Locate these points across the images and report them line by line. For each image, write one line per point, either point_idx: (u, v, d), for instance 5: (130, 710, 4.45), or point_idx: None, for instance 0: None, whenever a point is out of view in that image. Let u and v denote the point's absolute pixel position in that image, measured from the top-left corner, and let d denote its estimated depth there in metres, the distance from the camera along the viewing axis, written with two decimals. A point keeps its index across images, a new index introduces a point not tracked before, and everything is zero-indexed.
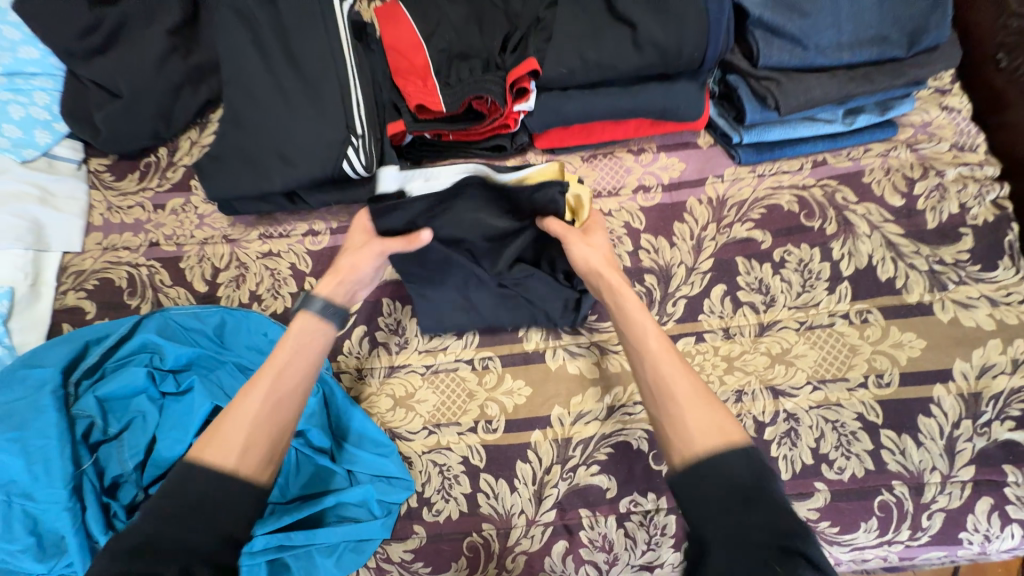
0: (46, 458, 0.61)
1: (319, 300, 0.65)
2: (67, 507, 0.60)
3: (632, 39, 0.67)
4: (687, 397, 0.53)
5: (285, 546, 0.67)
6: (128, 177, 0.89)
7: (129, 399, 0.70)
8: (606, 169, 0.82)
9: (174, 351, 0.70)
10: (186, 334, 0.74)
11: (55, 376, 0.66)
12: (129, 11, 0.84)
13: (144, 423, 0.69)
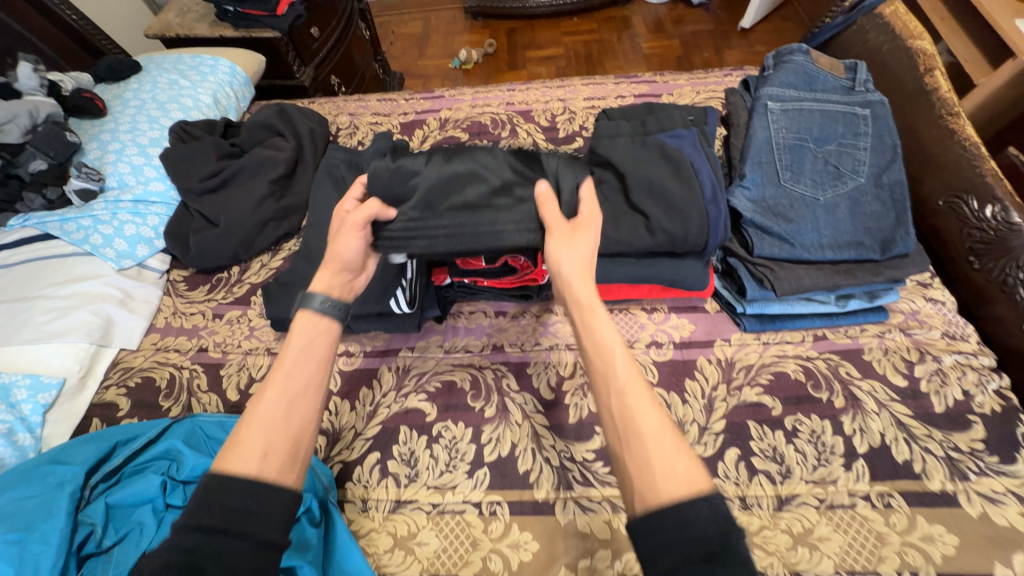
0: (34, 570, 0.59)
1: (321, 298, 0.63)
2: None
3: (646, 226, 0.80)
4: (624, 416, 0.51)
5: None
6: (199, 288, 1.02)
7: (134, 509, 0.70)
8: (621, 324, 0.90)
9: (191, 461, 0.72)
10: (207, 443, 0.76)
11: (76, 478, 0.67)
12: (244, 164, 1.06)
13: (139, 538, 0.67)
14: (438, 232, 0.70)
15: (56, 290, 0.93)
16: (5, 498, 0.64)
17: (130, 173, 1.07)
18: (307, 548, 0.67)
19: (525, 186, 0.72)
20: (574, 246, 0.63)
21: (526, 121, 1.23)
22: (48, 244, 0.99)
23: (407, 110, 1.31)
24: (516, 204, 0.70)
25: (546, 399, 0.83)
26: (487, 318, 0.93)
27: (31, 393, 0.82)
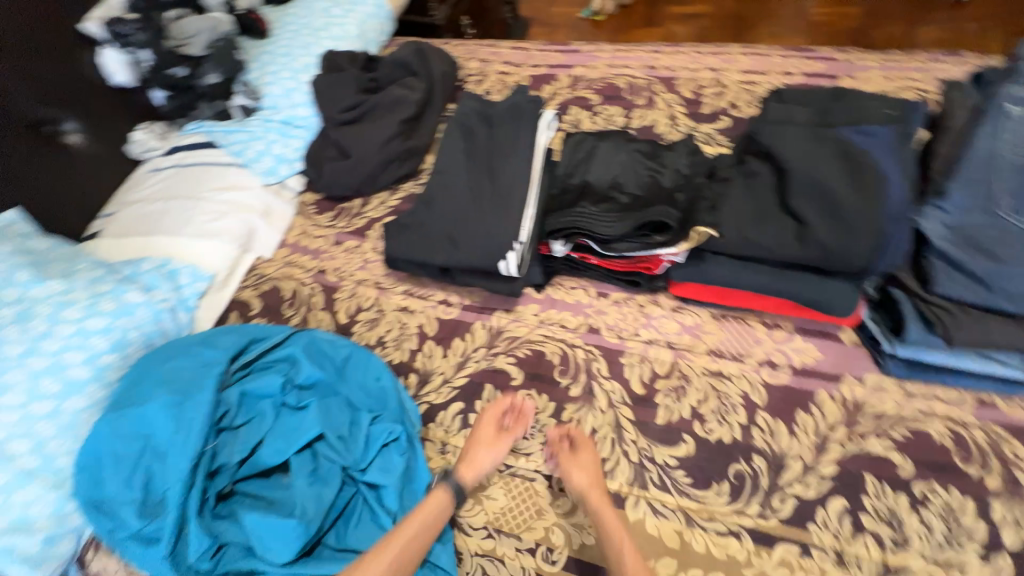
0: (188, 428, 0.72)
1: (456, 484, 0.71)
2: (182, 477, 0.70)
3: (797, 233, 0.71)
4: None
5: None
6: (325, 213, 1.11)
7: (259, 398, 0.80)
8: (733, 333, 0.82)
9: (307, 370, 0.81)
10: (320, 357, 0.84)
11: (222, 361, 0.79)
12: (381, 102, 1.09)
13: (260, 423, 0.77)
14: (594, 215, 0.81)
15: (216, 193, 1.06)
16: (171, 364, 0.79)
17: (282, 95, 1.15)
18: (391, 471, 0.75)
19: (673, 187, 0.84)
20: (574, 468, 0.71)
21: (667, 90, 1.12)
22: (210, 150, 1.11)
23: (538, 62, 1.25)
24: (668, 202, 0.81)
25: (636, 393, 0.80)
26: (588, 297, 0.90)
27: (191, 279, 0.96)
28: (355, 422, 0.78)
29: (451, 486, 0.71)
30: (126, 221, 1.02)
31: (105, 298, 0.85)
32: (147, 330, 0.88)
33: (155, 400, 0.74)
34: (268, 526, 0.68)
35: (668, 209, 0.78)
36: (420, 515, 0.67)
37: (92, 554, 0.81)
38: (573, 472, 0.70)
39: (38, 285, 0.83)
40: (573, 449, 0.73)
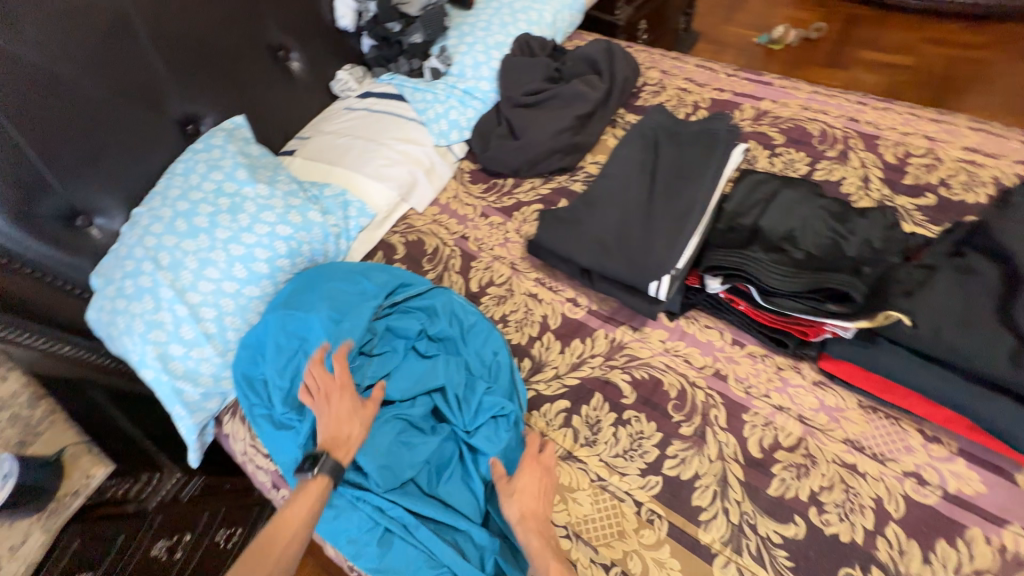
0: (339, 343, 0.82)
1: (330, 464, 0.71)
2: None
3: (1013, 352, 0.63)
4: None
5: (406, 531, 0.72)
6: (478, 184, 1.17)
7: (394, 337, 0.88)
8: (881, 430, 0.75)
9: (442, 326, 0.87)
10: (453, 317, 0.89)
11: (377, 296, 0.88)
12: (561, 93, 1.11)
13: (392, 359, 0.85)
14: (761, 261, 0.77)
15: (395, 142, 1.15)
16: (334, 283, 0.89)
17: (470, 66, 1.22)
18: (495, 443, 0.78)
19: (857, 258, 0.77)
20: (517, 492, 0.72)
21: (866, 148, 1.02)
22: (398, 103, 1.21)
23: (724, 87, 1.20)
24: (852, 272, 0.74)
25: (751, 455, 0.76)
26: (721, 341, 0.87)
27: (358, 213, 1.06)
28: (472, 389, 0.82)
29: (327, 467, 0.71)
30: (318, 148, 1.16)
31: (294, 211, 0.98)
32: (316, 247, 1.00)
33: (317, 311, 0.85)
34: (385, 453, 0.76)
35: (852, 279, 0.72)
36: (298, 508, 0.68)
37: (229, 418, 0.97)
38: (512, 500, 0.72)
39: (250, 185, 0.97)
40: (511, 476, 0.74)
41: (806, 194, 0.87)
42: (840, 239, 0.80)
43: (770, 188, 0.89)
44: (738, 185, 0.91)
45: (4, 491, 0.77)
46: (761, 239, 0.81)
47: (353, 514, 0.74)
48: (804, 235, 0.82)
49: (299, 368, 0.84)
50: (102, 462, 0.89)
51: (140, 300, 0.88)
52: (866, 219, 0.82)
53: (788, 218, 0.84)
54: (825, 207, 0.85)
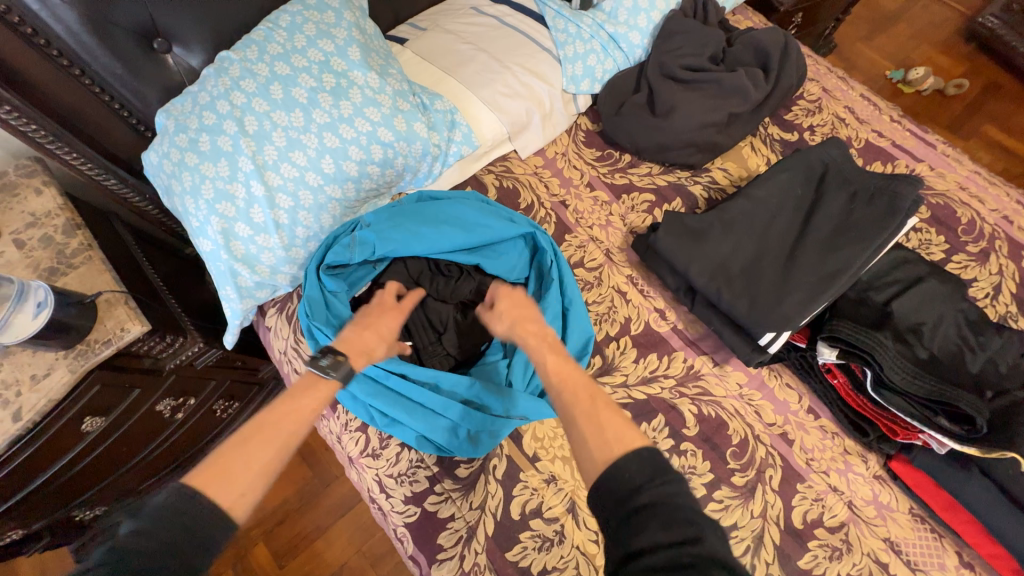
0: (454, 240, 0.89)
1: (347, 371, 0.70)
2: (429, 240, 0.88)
3: None
4: (612, 439, 0.57)
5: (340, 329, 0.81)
6: (591, 150, 1.05)
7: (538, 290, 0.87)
8: (923, 541, 0.75)
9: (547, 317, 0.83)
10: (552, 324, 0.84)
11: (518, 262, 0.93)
12: (723, 80, 0.96)
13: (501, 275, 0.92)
14: (888, 351, 0.72)
15: (521, 71, 1.00)
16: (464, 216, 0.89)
17: (627, 10, 1.04)
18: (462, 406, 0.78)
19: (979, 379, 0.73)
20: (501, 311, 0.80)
21: (1009, 256, 0.93)
22: (535, 24, 1.04)
23: (884, 131, 1.07)
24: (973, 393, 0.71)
25: (792, 524, 0.76)
26: (797, 405, 0.83)
27: (461, 140, 0.94)
28: (438, 203, 0.91)
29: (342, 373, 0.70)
30: (434, 46, 1.00)
31: (401, 116, 0.86)
32: (409, 164, 0.89)
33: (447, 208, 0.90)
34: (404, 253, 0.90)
35: (976, 400, 0.69)
36: (310, 398, 0.67)
37: (274, 313, 0.91)
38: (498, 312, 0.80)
39: (361, 70, 0.84)
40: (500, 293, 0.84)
41: (948, 293, 0.80)
42: (967, 355, 0.75)
43: (915, 272, 0.81)
44: (882, 255, 0.83)
45: (38, 322, 0.73)
46: (892, 327, 0.76)
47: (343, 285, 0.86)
48: (931, 334, 0.77)
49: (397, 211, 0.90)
50: (138, 318, 0.83)
51: (214, 163, 0.77)
52: (998, 342, 0.76)
53: (922, 313, 0.78)
54: (963, 315, 0.79)
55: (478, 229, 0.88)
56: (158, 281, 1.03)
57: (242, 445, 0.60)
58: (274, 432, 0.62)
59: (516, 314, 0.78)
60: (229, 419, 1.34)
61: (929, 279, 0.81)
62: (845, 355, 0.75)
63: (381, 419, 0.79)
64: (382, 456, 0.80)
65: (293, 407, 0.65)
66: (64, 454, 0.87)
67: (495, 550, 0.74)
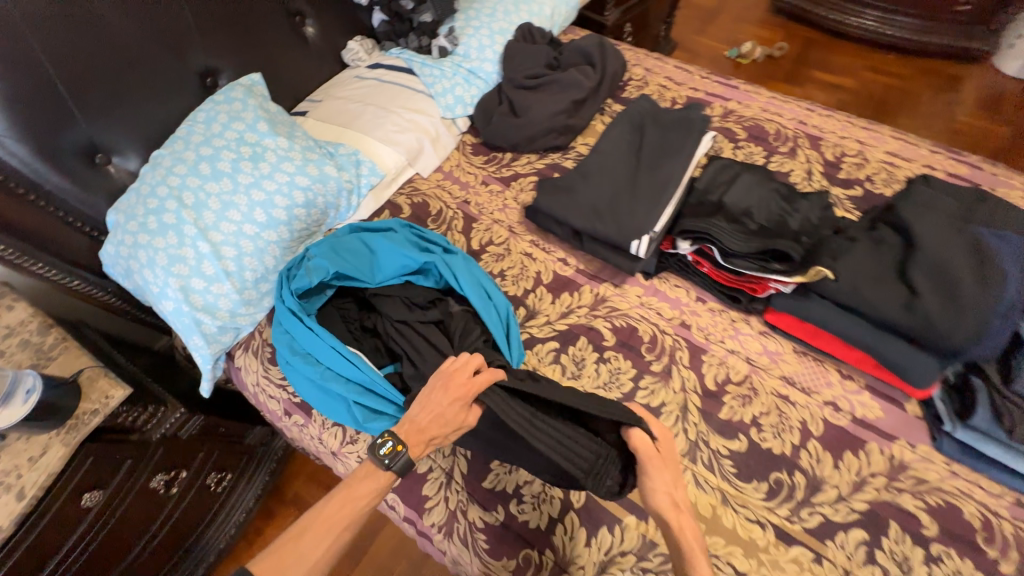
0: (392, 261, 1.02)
1: (403, 463, 0.70)
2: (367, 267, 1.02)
3: (907, 301, 0.79)
4: None
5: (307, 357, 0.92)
6: (479, 157, 1.27)
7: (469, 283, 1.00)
8: (808, 368, 0.92)
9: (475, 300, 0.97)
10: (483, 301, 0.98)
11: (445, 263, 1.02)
12: (560, 79, 1.24)
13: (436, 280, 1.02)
14: (723, 228, 0.92)
15: (404, 111, 1.24)
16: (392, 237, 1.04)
17: (476, 49, 1.32)
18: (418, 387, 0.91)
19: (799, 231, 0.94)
20: (660, 483, 0.70)
21: (811, 147, 1.20)
22: (407, 76, 1.30)
23: (698, 86, 1.36)
24: (791, 240, 0.91)
25: (708, 387, 0.92)
26: (687, 298, 1.02)
27: (369, 173, 1.15)
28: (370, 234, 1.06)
29: (399, 465, 0.70)
30: (331, 111, 1.23)
31: (312, 164, 1.06)
32: (329, 201, 1.08)
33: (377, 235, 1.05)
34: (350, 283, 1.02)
35: (792, 243, 0.89)
36: (362, 493, 0.71)
37: (242, 352, 1.04)
38: (659, 497, 0.70)
39: (271, 137, 1.04)
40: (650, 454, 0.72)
41: (760, 178, 1.03)
42: (784, 216, 0.97)
43: (733, 171, 1.05)
44: (706, 167, 1.08)
45: (28, 405, 0.83)
46: (724, 211, 0.97)
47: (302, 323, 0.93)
48: (758, 210, 0.98)
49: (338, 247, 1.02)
50: (119, 385, 0.94)
51: (164, 236, 0.93)
52: (803, 203, 0.99)
53: (746, 197, 1.00)
54: (775, 190, 1.02)
55: (418, 249, 1.02)
56: (129, 365, 1.13)
57: (300, 538, 0.67)
58: (330, 525, 0.68)
59: (649, 480, 0.71)
60: (227, 492, 1.38)
61: (743, 172, 1.05)
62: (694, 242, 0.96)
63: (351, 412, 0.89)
64: (360, 439, 0.92)
65: (349, 499, 0.70)
66: (69, 534, 0.94)
67: (472, 483, 0.85)
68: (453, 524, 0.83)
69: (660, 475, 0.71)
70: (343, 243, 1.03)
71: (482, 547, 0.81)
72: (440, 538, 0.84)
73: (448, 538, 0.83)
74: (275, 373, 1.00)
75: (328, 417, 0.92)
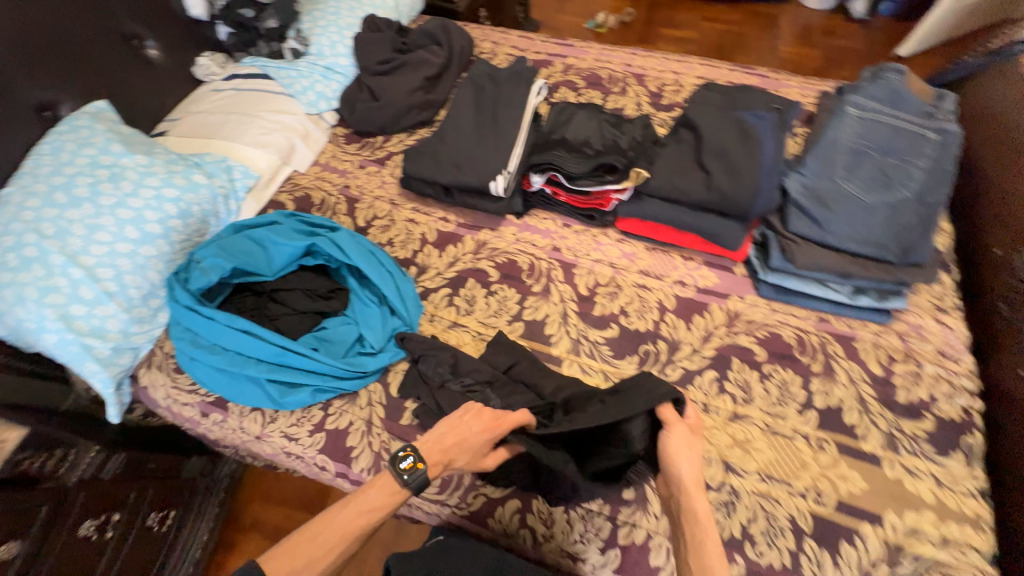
0: (283, 250, 1.02)
1: (421, 481, 0.73)
2: (261, 260, 1.02)
3: (705, 181, 0.98)
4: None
5: (216, 353, 0.93)
6: (352, 144, 1.35)
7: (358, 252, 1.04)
8: (658, 259, 1.09)
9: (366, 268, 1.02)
10: (375, 267, 1.04)
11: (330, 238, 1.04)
12: (410, 61, 1.36)
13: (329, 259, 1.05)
14: (563, 156, 1.07)
15: (268, 113, 1.28)
16: (277, 229, 1.04)
17: (327, 46, 1.39)
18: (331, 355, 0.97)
19: (626, 146, 1.11)
20: (690, 447, 0.74)
21: (637, 84, 1.39)
22: (264, 81, 1.34)
23: (540, 50, 1.53)
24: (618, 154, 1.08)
25: (581, 294, 1.06)
26: (554, 226, 1.16)
27: (242, 176, 1.19)
28: (255, 230, 1.05)
29: (416, 483, 0.73)
30: (192, 125, 1.25)
31: (178, 175, 1.08)
32: (206, 208, 1.11)
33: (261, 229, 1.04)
34: (245, 277, 1.03)
35: (618, 156, 1.06)
36: (374, 499, 0.73)
37: (145, 370, 1.04)
38: (685, 459, 0.73)
39: (128, 156, 1.05)
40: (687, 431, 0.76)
41: (592, 112, 1.20)
42: (615, 138, 1.14)
43: (570, 110, 1.21)
44: (548, 112, 1.23)
45: None
46: (564, 143, 1.12)
47: (202, 325, 0.93)
48: (593, 137, 1.14)
49: (223, 247, 1.01)
50: (10, 428, 0.98)
51: (29, 270, 0.92)
52: (627, 124, 1.17)
53: (581, 129, 1.16)
54: (605, 119, 1.18)
55: (305, 235, 1.04)
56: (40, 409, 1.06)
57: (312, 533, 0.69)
58: (342, 526, 0.69)
59: (689, 468, 0.73)
60: (174, 531, 1.35)
61: (578, 110, 1.21)
62: (545, 173, 1.10)
63: (268, 394, 0.93)
64: (279, 416, 0.95)
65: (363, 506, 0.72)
66: None
67: (390, 423, 0.93)
68: (380, 463, 0.91)
69: (692, 454, 0.74)
70: (226, 244, 1.02)
71: None
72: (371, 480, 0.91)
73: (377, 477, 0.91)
74: (184, 380, 1.02)
75: (241, 403, 0.95)
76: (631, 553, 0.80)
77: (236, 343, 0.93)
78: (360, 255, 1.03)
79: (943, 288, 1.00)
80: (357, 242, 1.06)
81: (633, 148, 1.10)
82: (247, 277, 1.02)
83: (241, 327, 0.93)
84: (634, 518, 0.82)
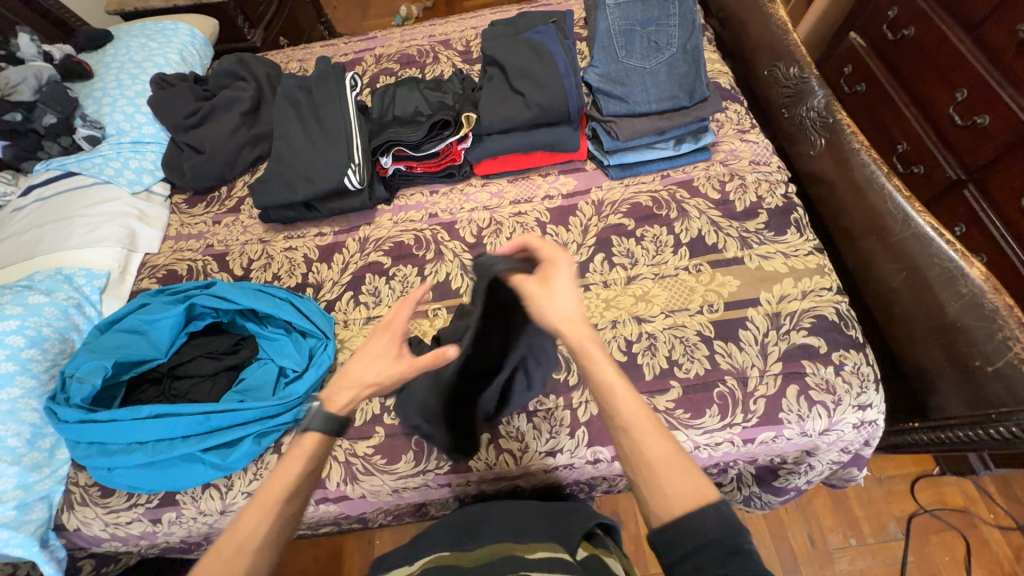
0: (162, 326, 0.98)
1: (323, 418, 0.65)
2: (142, 345, 0.97)
3: (524, 102, 1.10)
4: (631, 415, 0.60)
5: (135, 450, 0.89)
6: (198, 206, 1.29)
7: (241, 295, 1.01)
8: (522, 185, 1.19)
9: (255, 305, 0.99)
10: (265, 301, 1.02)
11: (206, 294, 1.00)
12: (218, 103, 1.31)
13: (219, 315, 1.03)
14: (396, 130, 1.13)
15: (87, 209, 1.19)
16: (148, 310, 1.00)
17: (124, 120, 1.30)
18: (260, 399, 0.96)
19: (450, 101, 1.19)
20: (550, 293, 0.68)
21: (446, 49, 1.48)
22: (70, 180, 1.23)
23: (347, 52, 1.55)
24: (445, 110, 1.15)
25: (470, 242, 1.13)
26: (423, 197, 1.21)
27: (88, 279, 1.10)
28: (124, 320, 1.00)
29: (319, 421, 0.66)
30: (8, 255, 1.13)
31: (10, 305, 0.98)
32: (59, 325, 1.01)
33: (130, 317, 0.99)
34: (135, 368, 0.98)
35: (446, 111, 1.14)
36: (289, 461, 0.63)
37: (68, 513, 0.94)
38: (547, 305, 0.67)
39: None
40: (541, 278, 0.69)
41: (410, 83, 1.25)
42: (438, 97, 1.21)
43: (390, 89, 1.25)
44: (372, 99, 1.27)
45: None
46: (395, 120, 1.18)
47: (105, 431, 0.88)
48: (419, 105, 1.20)
49: (94, 350, 0.95)
50: None
51: None
52: (445, 83, 1.24)
53: (407, 102, 1.22)
54: (424, 84, 1.25)
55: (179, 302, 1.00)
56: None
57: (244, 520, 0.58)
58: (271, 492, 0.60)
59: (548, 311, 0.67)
60: None
61: (397, 86, 1.26)
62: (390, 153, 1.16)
63: (207, 464, 0.90)
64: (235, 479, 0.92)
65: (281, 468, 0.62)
66: None
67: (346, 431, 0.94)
68: (352, 468, 0.92)
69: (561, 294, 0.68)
70: (98, 345, 0.96)
71: (383, 463, 0.92)
72: (351, 488, 0.92)
73: (356, 481, 0.92)
74: (117, 500, 0.93)
75: (188, 487, 0.91)
76: (594, 423, 0.91)
77: (150, 430, 0.89)
78: (244, 295, 1.01)
79: (739, 115, 1.21)
80: (237, 286, 1.02)
81: (457, 101, 1.19)
82: (137, 368, 0.97)
83: (149, 413, 0.89)
84: (586, 396, 0.92)
